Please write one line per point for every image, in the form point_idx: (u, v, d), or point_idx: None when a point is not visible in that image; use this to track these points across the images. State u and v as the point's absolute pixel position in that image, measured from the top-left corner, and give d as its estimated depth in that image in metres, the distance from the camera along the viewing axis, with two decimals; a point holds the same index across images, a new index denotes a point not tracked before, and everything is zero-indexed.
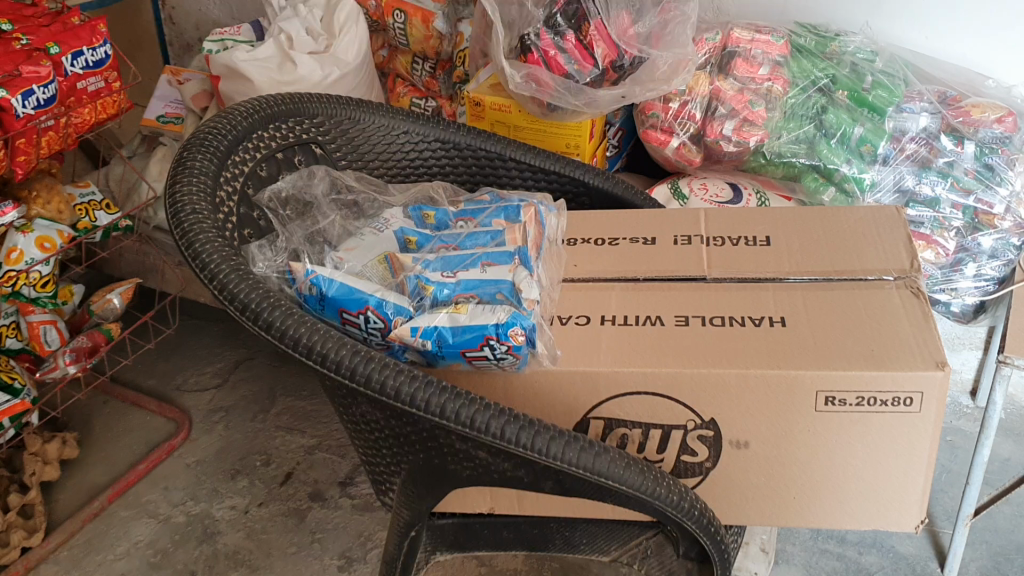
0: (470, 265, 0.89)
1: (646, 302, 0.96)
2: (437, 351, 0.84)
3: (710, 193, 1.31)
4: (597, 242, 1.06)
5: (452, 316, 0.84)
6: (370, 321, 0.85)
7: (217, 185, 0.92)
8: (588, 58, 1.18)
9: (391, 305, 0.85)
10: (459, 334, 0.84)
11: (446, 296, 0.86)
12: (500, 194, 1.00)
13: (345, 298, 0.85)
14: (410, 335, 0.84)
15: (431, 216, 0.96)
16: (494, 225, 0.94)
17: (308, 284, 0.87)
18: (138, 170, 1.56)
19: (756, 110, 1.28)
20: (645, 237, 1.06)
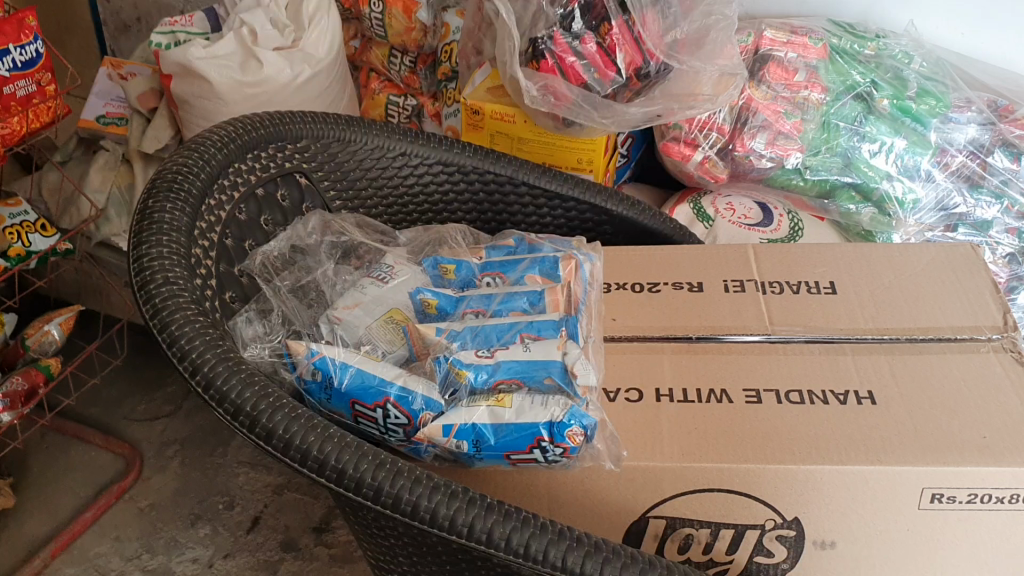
0: (508, 340, 0.74)
1: (705, 372, 0.82)
2: (475, 453, 0.69)
3: (737, 214, 1.16)
4: (636, 288, 0.91)
5: (493, 410, 0.69)
6: (390, 417, 0.70)
7: (191, 243, 0.75)
8: (610, 65, 1.02)
9: (418, 397, 0.69)
10: (504, 433, 0.68)
11: (483, 382, 0.71)
12: (528, 240, 0.85)
13: (360, 388, 0.70)
14: (443, 434, 0.69)
15: (453, 272, 0.80)
16: (530, 285, 0.79)
17: (313, 370, 0.71)
18: (76, 179, 1.36)
19: (792, 122, 1.13)
20: (690, 282, 0.92)
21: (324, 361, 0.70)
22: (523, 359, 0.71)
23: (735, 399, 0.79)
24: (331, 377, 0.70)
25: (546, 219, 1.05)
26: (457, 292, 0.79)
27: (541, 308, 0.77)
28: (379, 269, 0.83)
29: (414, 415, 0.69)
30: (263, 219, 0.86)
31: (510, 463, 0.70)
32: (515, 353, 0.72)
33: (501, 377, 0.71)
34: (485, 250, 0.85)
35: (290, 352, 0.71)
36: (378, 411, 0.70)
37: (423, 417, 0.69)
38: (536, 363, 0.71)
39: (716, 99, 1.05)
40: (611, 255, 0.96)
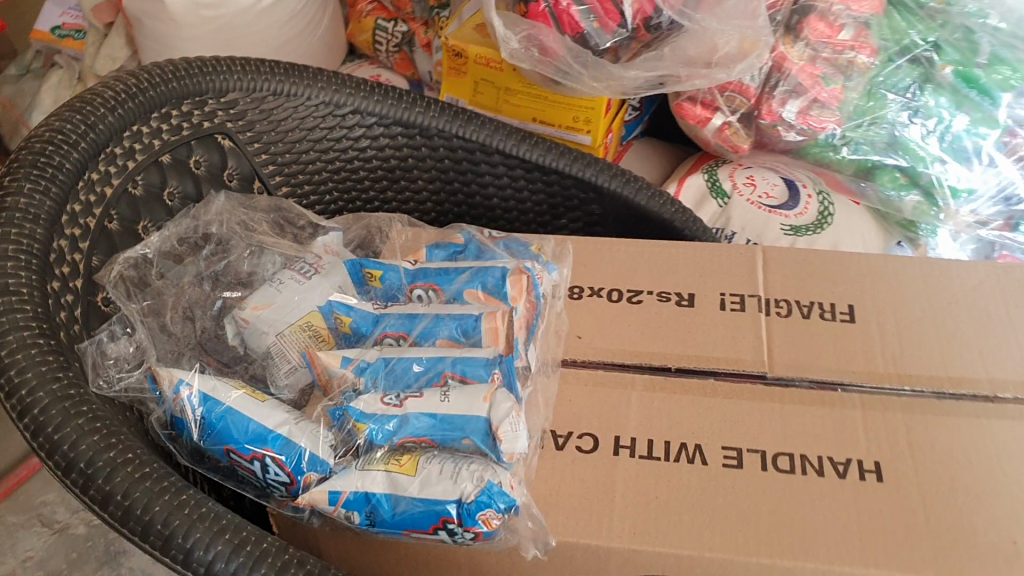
0: (427, 381, 0.60)
1: (679, 419, 0.67)
2: (368, 527, 0.56)
3: (759, 191, 0.99)
4: (613, 296, 0.76)
5: (393, 476, 0.56)
6: (268, 472, 0.56)
7: (53, 233, 0.61)
8: (614, 14, 0.83)
9: (302, 453, 0.56)
10: (402, 507, 0.55)
11: (385, 436, 0.57)
12: (481, 241, 0.70)
13: (233, 435, 0.56)
14: (328, 503, 0.55)
15: (378, 280, 0.67)
16: (467, 306, 0.64)
17: (180, 407, 0.57)
18: (29, 96, 1.23)
19: (830, 89, 0.95)
20: (680, 293, 0.77)
21: (195, 398, 0.57)
22: (438, 411, 0.57)
23: (712, 460, 0.65)
24: (200, 418, 0.57)
25: (522, 194, 0.89)
26: (379, 307, 0.65)
27: (475, 338, 0.62)
28: (296, 262, 0.69)
29: (297, 475, 0.56)
30: (167, 191, 0.72)
31: (412, 540, 0.57)
32: (429, 402, 0.58)
33: (408, 432, 0.57)
34: (425, 251, 0.70)
35: (156, 380, 0.58)
36: (255, 464, 0.56)
37: (307, 477, 0.56)
38: (452, 419, 0.57)
39: (733, 69, 0.87)
40: (589, 249, 0.80)
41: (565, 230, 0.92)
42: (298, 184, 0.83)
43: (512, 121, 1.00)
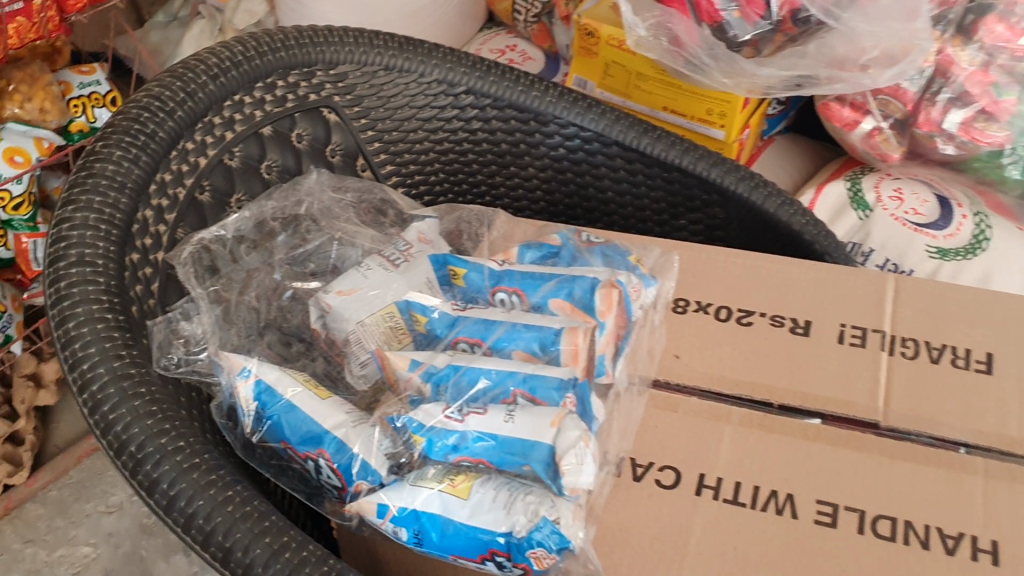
0: (495, 396, 0.56)
1: (772, 462, 0.62)
2: (415, 545, 0.53)
3: (905, 206, 0.90)
4: (720, 314, 0.70)
5: (445, 497, 0.52)
6: (321, 473, 0.54)
7: (139, 204, 0.60)
8: (757, 4, 0.76)
9: (355, 459, 0.53)
10: (450, 531, 0.51)
11: (443, 451, 0.53)
12: (577, 247, 0.66)
13: (289, 432, 0.54)
14: (375, 515, 0.52)
15: (461, 278, 0.63)
16: (550, 317, 0.60)
17: (240, 395, 0.55)
18: (173, 43, 1.24)
19: (1001, 101, 0.85)
20: (794, 319, 0.70)
21: (254, 387, 0.55)
22: (500, 432, 0.53)
23: (803, 516, 0.59)
24: (258, 409, 0.55)
25: (640, 189, 0.83)
26: (458, 309, 0.61)
27: (554, 354, 0.58)
28: (395, 248, 0.66)
29: (348, 481, 0.53)
30: (266, 164, 0.71)
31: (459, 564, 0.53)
32: (492, 420, 0.54)
33: (467, 452, 0.53)
34: (517, 253, 0.66)
35: (220, 363, 0.56)
36: (310, 463, 0.54)
37: (357, 485, 0.53)
38: (514, 442, 0.53)
39: (880, 75, 0.80)
40: (703, 258, 0.75)
41: (683, 232, 0.85)
42: (404, 162, 0.80)
43: (641, 109, 0.94)
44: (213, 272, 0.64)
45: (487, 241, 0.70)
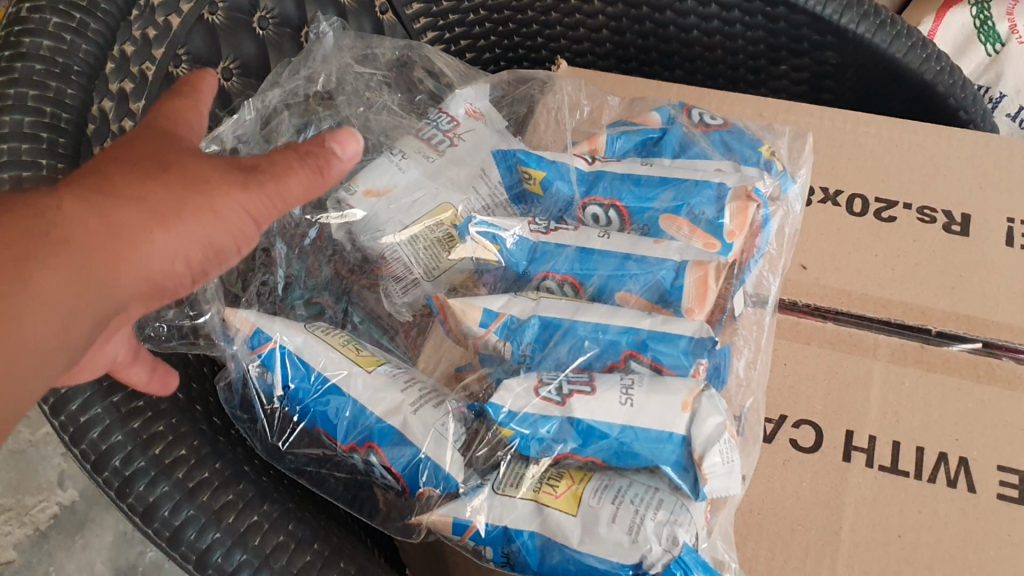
0: (604, 363, 0.41)
1: (937, 413, 0.49)
2: (506, 566, 0.39)
3: None
4: (854, 209, 0.56)
5: (544, 511, 0.37)
6: (375, 471, 0.41)
7: (93, 93, 0.43)
8: None
9: (422, 461, 0.39)
10: (552, 560, 0.37)
11: (540, 448, 0.39)
12: (687, 135, 0.50)
13: (325, 420, 0.41)
14: (452, 533, 0.38)
15: (535, 185, 0.48)
16: (667, 242, 0.44)
17: (258, 368, 0.42)
18: None
19: None
20: (949, 215, 0.56)
21: (274, 357, 0.41)
22: (613, 421, 0.37)
23: (983, 489, 0.46)
24: (285, 393, 0.41)
25: (735, 29, 0.66)
26: (541, 230, 0.46)
27: (675, 300, 0.42)
28: (434, 123, 0.50)
29: (413, 485, 0.40)
30: (259, 14, 0.53)
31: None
32: (602, 403, 0.38)
33: (568, 446, 0.38)
34: (609, 146, 0.50)
35: (229, 323, 0.43)
36: (359, 458, 0.41)
37: (423, 489, 0.39)
38: (637, 435, 0.37)
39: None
40: (835, 142, 0.59)
41: (783, 79, 0.69)
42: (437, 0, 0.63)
43: None
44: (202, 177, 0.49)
45: (567, 124, 0.55)
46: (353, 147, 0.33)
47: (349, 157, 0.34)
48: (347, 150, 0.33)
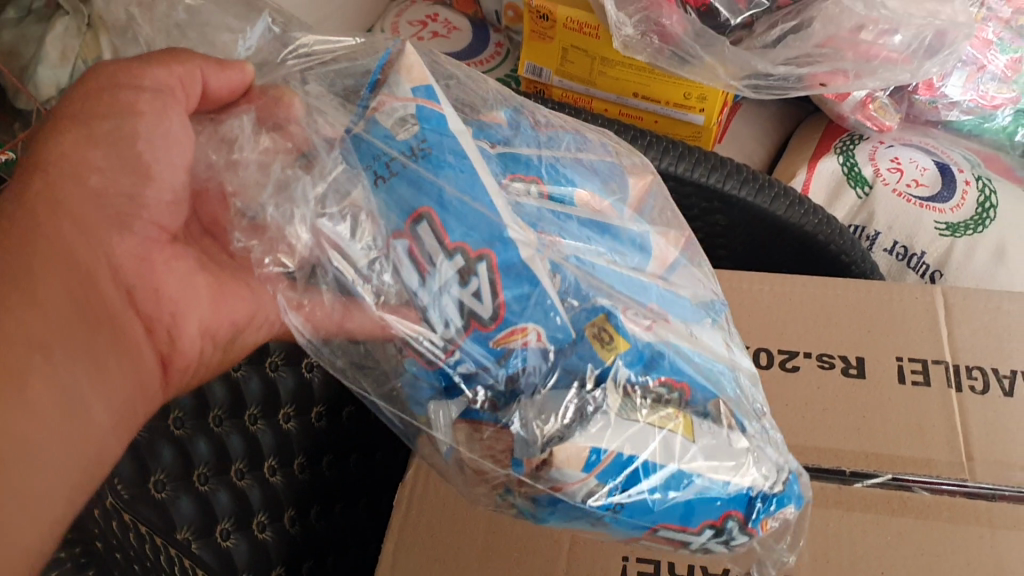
0: (658, 297, 0.43)
1: (861, 549, 0.53)
2: (608, 514, 0.38)
3: (906, 177, 0.82)
4: (762, 363, 0.62)
5: (670, 436, 0.38)
6: (466, 288, 0.37)
7: None
8: None
9: (533, 296, 0.37)
10: (679, 494, 0.38)
11: (645, 373, 0.39)
12: (542, 121, 0.50)
13: (456, 213, 0.36)
14: (582, 470, 0.37)
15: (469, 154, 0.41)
16: (612, 207, 0.47)
17: (401, 117, 0.38)
18: None
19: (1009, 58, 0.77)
20: (845, 358, 0.62)
21: (432, 114, 0.38)
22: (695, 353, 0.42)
23: None
24: (422, 155, 0.37)
25: None
26: (520, 196, 0.42)
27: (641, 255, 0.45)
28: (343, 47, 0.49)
29: (518, 321, 0.37)
30: None
31: (641, 538, 0.41)
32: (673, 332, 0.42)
33: (667, 370, 0.39)
34: (483, 120, 0.47)
35: (376, 95, 0.39)
36: (462, 264, 0.36)
37: (506, 336, 0.37)
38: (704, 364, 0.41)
39: (919, 69, 0.71)
40: (735, 303, 0.65)
41: None
42: None
43: (606, 97, 0.82)
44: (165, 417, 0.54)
45: None
46: (233, 78, 0.44)
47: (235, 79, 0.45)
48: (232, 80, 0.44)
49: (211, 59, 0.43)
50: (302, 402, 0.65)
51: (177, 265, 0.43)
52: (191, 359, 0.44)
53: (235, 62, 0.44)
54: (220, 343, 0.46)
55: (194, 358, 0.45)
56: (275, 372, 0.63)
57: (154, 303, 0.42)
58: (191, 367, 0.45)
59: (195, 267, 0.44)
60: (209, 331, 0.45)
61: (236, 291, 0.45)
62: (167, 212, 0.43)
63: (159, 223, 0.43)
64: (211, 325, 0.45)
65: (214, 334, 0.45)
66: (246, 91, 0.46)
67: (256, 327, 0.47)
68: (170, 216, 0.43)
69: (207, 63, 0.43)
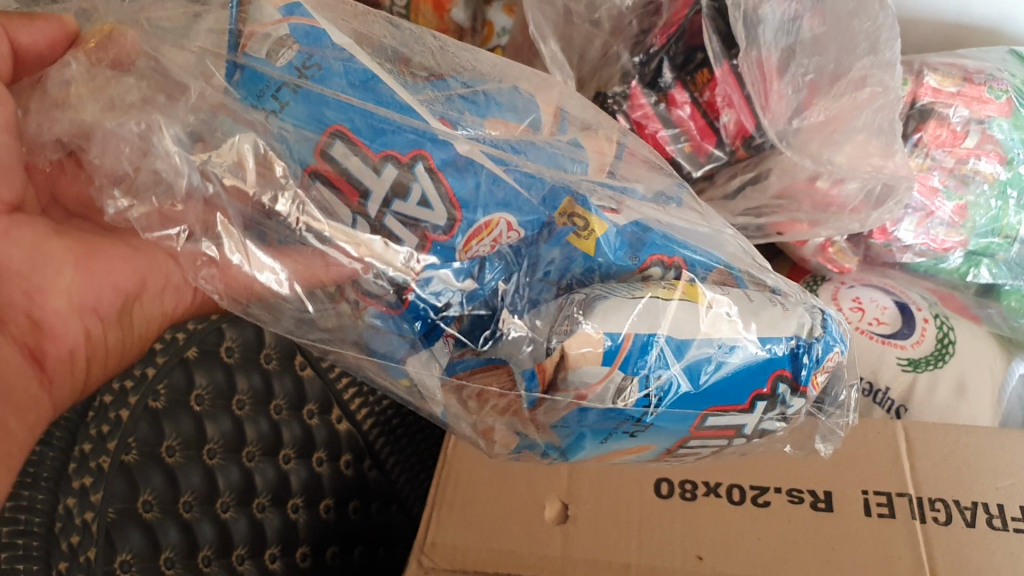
0: (611, 188, 0.51)
1: None
2: (645, 410, 0.44)
3: (867, 316, 0.86)
4: (735, 498, 0.64)
5: (675, 307, 0.44)
6: (410, 200, 0.42)
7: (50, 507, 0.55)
8: (708, 135, 0.74)
9: (482, 182, 0.43)
10: (712, 376, 0.44)
11: (625, 256, 0.47)
12: (426, 36, 0.55)
13: (362, 121, 0.41)
14: (605, 365, 0.42)
15: (348, 61, 0.43)
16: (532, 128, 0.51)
17: (276, 39, 0.43)
18: None
19: (956, 206, 0.80)
20: (815, 494, 0.63)
21: (302, 30, 0.43)
22: (670, 233, 0.49)
23: None
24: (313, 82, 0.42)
25: None
26: (444, 110, 0.47)
27: (584, 156, 0.51)
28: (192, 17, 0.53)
29: (486, 212, 0.43)
30: (166, 444, 0.62)
31: (688, 438, 0.46)
32: (630, 215, 0.49)
33: (646, 251, 0.47)
34: (381, 47, 0.53)
35: (242, 26, 0.44)
36: (397, 172, 0.41)
37: (468, 240, 0.43)
38: (680, 244, 0.49)
39: (867, 218, 0.73)
40: None
41: None
42: None
43: None
44: (154, 555, 0.60)
45: None
46: (34, 36, 0.50)
47: (40, 38, 0.50)
48: (35, 37, 0.50)
49: (13, 19, 0.50)
50: (288, 541, 0.70)
51: (30, 240, 0.47)
52: (73, 346, 0.48)
53: (47, 17, 0.51)
54: (110, 318, 0.50)
55: (78, 338, 0.48)
56: (261, 512, 0.68)
57: (12, 287, 0.46)
58: (76, 357, 0.48)
59: (48, 236, 0.48)
60: (86, 308, 0.48)
61: (123, 251, 0.50)
62: (5, 185, 0.47)
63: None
64: (88, 302, 0.48)
65: (97, 309, 0.49)
66: (71, 42, 0.52)
67: (151, 291, 0.52)
68: (7, 188, 0.47)
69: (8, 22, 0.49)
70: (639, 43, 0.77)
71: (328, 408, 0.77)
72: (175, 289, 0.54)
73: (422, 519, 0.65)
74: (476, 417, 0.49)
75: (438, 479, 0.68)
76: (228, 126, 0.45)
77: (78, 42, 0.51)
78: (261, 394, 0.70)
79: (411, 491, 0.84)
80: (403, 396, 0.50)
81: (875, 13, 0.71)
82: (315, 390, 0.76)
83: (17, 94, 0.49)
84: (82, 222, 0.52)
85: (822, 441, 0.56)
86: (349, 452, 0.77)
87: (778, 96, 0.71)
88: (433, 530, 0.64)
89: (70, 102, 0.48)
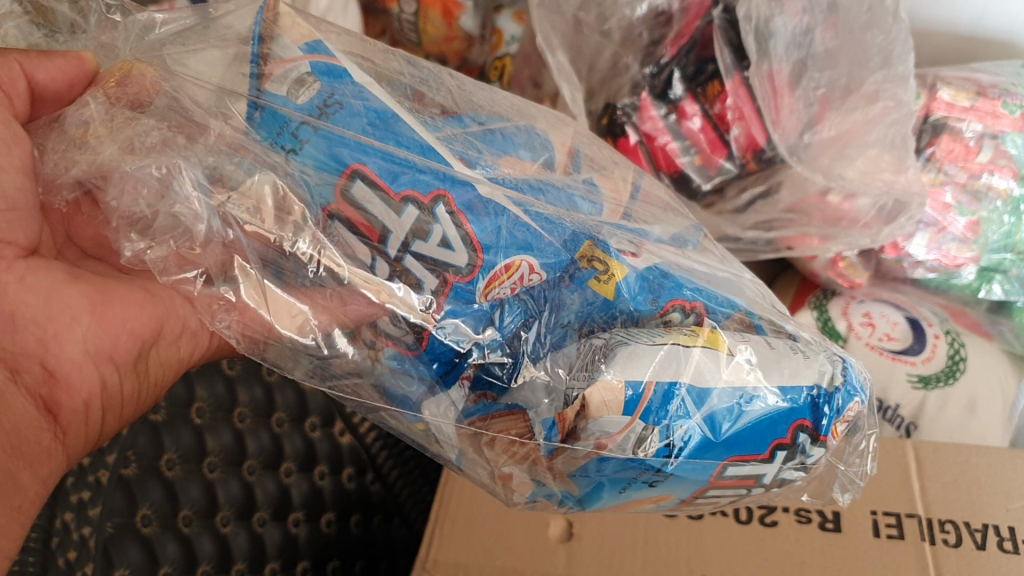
0: (630, 230, 0.50)
1: None
2: (666, 461, 0.43)
3: (878, 332, 0.85)
4: (745, 518, 0.62)
5: (695, 356, 0.43)
6: (430, 240, 0.42)
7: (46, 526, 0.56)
8: (717, 146, 0.74)
9: (502, 225, 0.43)
10: (734, 427, 0.42)
11: (650, 301, 0.45)
12: (443, 73, 0.54)
13: (382, 161, 0.41)
14: (625, 413, 0.41)
15: (367, 100, 0.44)
16: (550, 166, 0.51)
17: (298, 77, 0.43)
18: None
19: (968, 221, 0.79)
20: (823, 514, 0.62)
21: (322, 66, 0.44)
22: (690, 278, 0.48)
23: None
24: (332, 121, 0.43)
25: None
26: (462, 148, 0.47)
27: (598, 196, 0.51)
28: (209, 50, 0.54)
29: (510, 253, 0.43)
30: (166, 459, 0.62)
31: (707, 487, 0.45)
32: (650, 258, 0.47)
33: (667, 297, 0.46)
34: (394, 77, 0.52)
35: (263, 63, 0.44)
36: (417, 213, 0.41)
37: (489, 283, 0.43)
38: (702, 291, 0.48)
39: (879, 234, 0.72)
40: None
41: None
42: None
43: None
44: (153, 571, 0.60)
45: None
46: (53, 75, 0.47)
47: (59, 77, 0.47)
48: (55, 77, 0.47)
49: (30, 54, 0.46)
50: (288, 556, 0.69)
51: (33, 280, 0.44)
52: (89, 398, 0.45)
53: (66, 54, 0.48)
54: (127, 368, 0.47)
55: (94, 388, 0.45)
56: (262, 527, 0.67)
57: (24, 332, 0.43)
58: (90, 408, 0.45)
59: (64, 281, 0.45)
60: (102, 357, 0.45)
61: (140, 298, 0.48)
62: (19, 227, 0.45)
63: (12, 239, 0.44)
64: (104, 348, 0.46)
65: (113, 357, 0.46)
66: (88, 80, 0.49)
67: (169, 339, 0.49)
68: (22, 232, 0.45)
69: (27, 58, 0.46)
70: (649, 55, 0.77)
71: (331, 421, 0.76)
72: (193, 336, 0.51)
73: (424, 536, 0.65)
74: (491, 465, 0.48)
75: (439, 496, 0.67)
76: (247, 165, 0.45)
77: (95, 82, 0.49)
78: (262, 407, 0.70)
79: (413, 505, 0.83)
80: (419, 442, 0.49)
81: (890, 25, 0.69)
82: (317, 403, 0.75)
83: (33, 133, 0.47)
84: (96, 263, 0.51)
85: (841, 490, 0.54)
86: (352, 465, 0.77)
87: (789, 104, 0.70)
88: (435, 547, 0.63)
89: (88, 142, 0.46)
